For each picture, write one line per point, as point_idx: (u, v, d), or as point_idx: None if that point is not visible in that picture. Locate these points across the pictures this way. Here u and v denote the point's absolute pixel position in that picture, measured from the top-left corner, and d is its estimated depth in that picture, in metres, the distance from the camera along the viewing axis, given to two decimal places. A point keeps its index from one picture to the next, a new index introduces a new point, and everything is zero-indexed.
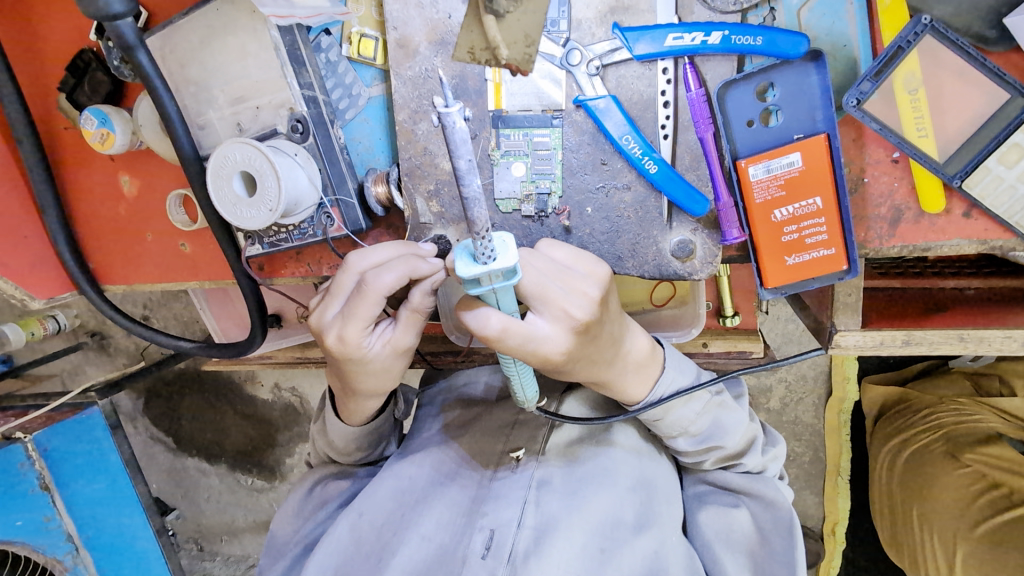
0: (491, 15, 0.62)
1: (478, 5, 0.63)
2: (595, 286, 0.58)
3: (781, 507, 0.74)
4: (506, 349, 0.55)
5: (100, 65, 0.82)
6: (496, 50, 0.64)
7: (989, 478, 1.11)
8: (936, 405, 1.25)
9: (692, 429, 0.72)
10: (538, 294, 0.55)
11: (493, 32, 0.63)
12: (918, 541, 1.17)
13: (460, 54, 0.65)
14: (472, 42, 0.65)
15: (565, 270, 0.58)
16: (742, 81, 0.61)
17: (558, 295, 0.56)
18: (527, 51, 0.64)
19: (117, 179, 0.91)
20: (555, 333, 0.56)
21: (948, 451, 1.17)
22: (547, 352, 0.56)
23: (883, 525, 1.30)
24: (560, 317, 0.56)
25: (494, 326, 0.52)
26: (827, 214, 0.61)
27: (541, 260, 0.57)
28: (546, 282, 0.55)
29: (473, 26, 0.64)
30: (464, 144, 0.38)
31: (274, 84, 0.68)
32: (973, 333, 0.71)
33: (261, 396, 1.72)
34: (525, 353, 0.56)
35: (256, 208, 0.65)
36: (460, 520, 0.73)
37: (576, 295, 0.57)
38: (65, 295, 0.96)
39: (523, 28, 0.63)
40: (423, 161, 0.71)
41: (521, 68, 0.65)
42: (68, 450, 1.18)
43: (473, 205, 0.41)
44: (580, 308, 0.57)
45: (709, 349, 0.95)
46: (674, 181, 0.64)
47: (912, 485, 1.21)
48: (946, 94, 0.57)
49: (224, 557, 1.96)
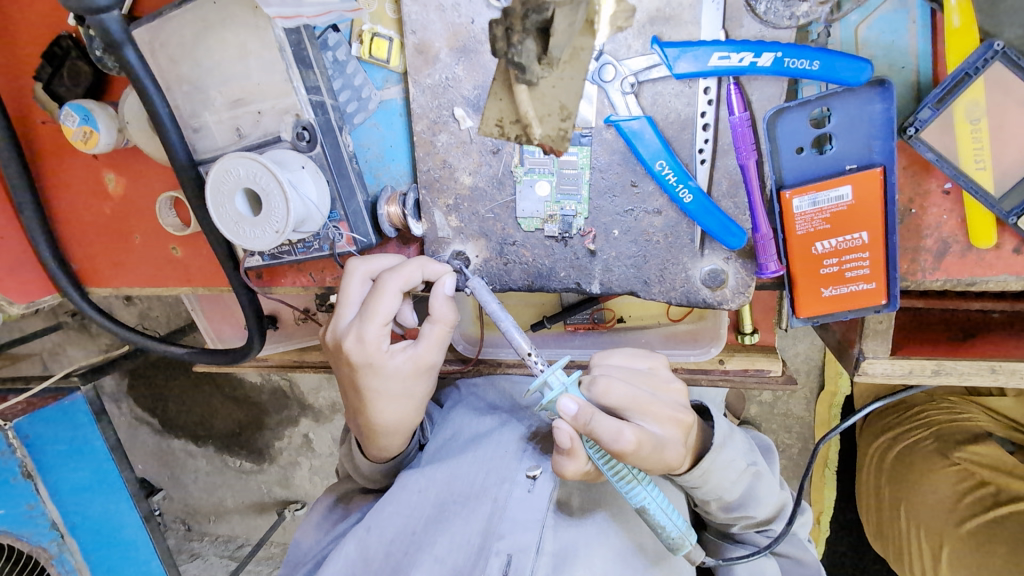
0: (524, 84, 0.56)
1: (507, 73, 0.57)
2: (675, 379, 0.65)
3: (809, 565, 0.82)
4: (642, 458, 0.58)
5: (81, 53, 0.75)
6: (527, 127, 0.58)
7: (977, 476, 1.09)
8: (928, 403, 1.23)
9: (728, 494, 0.73)
10: (635, 407, 0.60)
11: (524, 103, 0.57)
12: (903, 536, 1.14)
13: (488, 127, 0.61)
14: (501, 112, 0.60)
15: (637, 373, 0.64)
16: (796, 107, 0.56)
17: (651, 401, 0.60)
18: (561, 125, 0.58)
19: (102, 177, 0.84)
20: (669, 435, 0.61)
21: (937, 449, 1.14)
22: (669, 454, 0.61)
23: (868, 511, 1.24)
24: (667, 419, 0.61)
25: (630, 438, 0.56)
26: (872, 248, 0.57)
27: (624, 373, 0.63)
28: (641, 395, 0.60)
29: (502, 95, 0.59)
30: (490, 299, 0.61)
31: (279, 89, 0.62)
32: (1005, 365, 0.69)
33: (248, 379, 1.66)
34: (654, 460, 0.60)
35: (261, 228, 0.60)
36: (474, 541, 0.68)
37: (664, 393, 0.63)
38: (47, 298, 0.90)
39: (559, 97, 0.56)
40: (441, 174, 0.66)
41: (554, 147, 0.59)
42: (51, 437, 1.12)
43: (512, 335, 0.60)
44: (678, 409, 0.62)
45: (726, 367, 0.91)
46: (710, 212, 0.60)
47: (899, 480, 1.16)
48: (1010, 126, 0.54)
49: (212, 537, 1.94)
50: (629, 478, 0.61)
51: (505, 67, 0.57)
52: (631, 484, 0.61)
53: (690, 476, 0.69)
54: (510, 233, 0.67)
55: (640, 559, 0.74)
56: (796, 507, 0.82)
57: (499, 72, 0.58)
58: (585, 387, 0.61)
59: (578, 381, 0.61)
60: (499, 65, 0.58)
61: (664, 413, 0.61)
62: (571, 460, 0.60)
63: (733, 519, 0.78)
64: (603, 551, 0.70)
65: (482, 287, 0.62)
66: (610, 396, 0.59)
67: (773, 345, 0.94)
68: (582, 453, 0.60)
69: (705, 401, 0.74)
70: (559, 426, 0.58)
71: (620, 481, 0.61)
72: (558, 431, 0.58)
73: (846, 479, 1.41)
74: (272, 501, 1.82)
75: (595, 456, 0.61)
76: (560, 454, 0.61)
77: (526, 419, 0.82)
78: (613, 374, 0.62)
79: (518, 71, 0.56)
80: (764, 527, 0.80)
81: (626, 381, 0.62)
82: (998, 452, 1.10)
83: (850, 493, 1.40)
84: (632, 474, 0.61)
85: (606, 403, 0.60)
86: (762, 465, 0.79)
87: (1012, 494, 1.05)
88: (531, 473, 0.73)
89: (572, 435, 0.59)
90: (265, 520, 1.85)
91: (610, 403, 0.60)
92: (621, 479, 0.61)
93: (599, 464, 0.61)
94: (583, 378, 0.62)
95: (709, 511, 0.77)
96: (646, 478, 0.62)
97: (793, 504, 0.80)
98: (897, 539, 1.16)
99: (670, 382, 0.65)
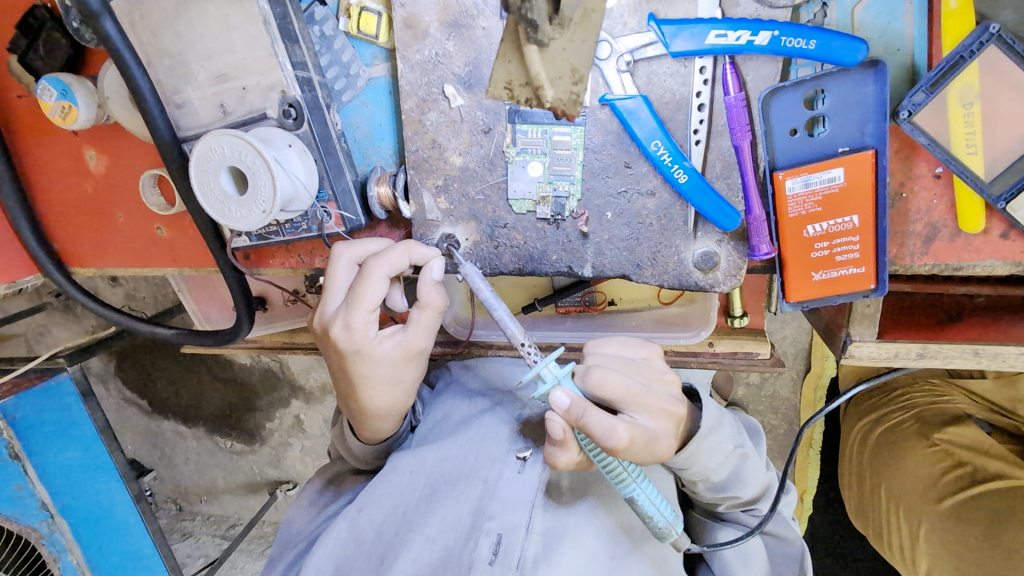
0: (534, 45, 0.56)
1: (518, 31, 0.57)
2: (668, 369, 0.65)
3: (793, 544, 0.84)
4: (634, 454, 0.59)
5: (57, 24, 0.72)
6: (539, 89, 0.58)
7: (954, 456, 1.11)
8: (909, 386, 1.25)
9: (714, 475, 0.74)
10: (629, 399, 0.60)
11: (535, 65, 0.57)
12: (884, 515, 1.16)
13: (496, 91, 0.61)
14: (510, 75, 0.59)
15: (631, 363, 0.64)
16: (790, 87, 0.56)
17: (645, 393, 0.61)
18: (572, 88, 0.58)
19: (82, 154, 0.82)
20: (661, 428, 0.61)
21: (917, 430, 1.16)
22: (660, 447, 0.61)
23: (850, 491, 1.26)
24: (660, 412, 0.61)
25: (623, 436, 0.57)
26: (862, 233, 0.58)
27: (619, 363, 0.63)
28: (636, 387, 0.60)
29: (511, 57, 0.59)
30: (478, 279, 0.61)
31: (264, 64, 0.60)
32: (988, 349, 0.70)
33: (237, 361, 1.65)
34: (645, 454, 0.60)
35: (247, 208, 0.59)
36: (465, 521, 0.69)
37: (658, 384, 0.64)
38: (27, 279, 0.88)
39: (569, 60, 0.56)
40: (431, 154, 0.65)
41: (566, 111, 0.59)
42: (37, 419, 1.11)
43: (506, 325, 0.60)
44: (670, 400, 0.62)
45: (715, 349, 0.93)
46: (704, 193, 0.60)
47: (880, 461, 1.18)
48: (1002, 111, 0.54)
49: (203, 516, 1.95)
50: (622, 476, 0.61)
51: (517, 23, 0.56)
52: (624, 481, 0.61)
53: (679, 460, 0.70)
54: (501, 215, 0.66)
55: (625, 539, 0.75)
56: (781, 486, 0.83)
57: (507, 32, 0.58)
58: (580, 378, 0.60)
59: (573, 372, 0.61)
60: (509, 26, 0.57)
61: (656, 406, 0.61)
62: (564, 451, 0.61)
63: (718, 499, 0.79)
64: (591, 532, 0.71)
65: (475, 274, 0.61)
66: (605, 388, 0.59)
67: (762, 328, 0.95)
68: (575, 445, 0.61)
69: (694, 385, 0.74)
70: (553, 418, 0.59)
71: (613, 477, 0.62)
72: (551, 423, 0.59)
73: (829, 459, 1.43)
74: (263, 481, 1.82)
75: (588, 450, 0.61)
76: (553, 445, 0.62)
77: (515, 406, 0.81)
78: (607, 364, 0.62)
79: (531, 30, 0.55)
80: (750, 506, 0.81)
81: (621, 372, 0.62)
82: (976, 433, 1.12)
83: (834, 473, 1.43)
84: (625, 470, 0.61)
85: (601, 396, 0.60)
86: (749, 446, 0.80)
87: (988, 472, 1.07)
88: (521, 454, 0.73)
89: (566, 427, 0.59)
90: (256, 500, 1.86)
91: (605, 396, 0.60)
92: (614, 475, 0.61)
93: (592, 457, 0.62)
94: (577, 369, 0.62)
95: (695, 490, 0.78)
96: (639, 473, 0.63)
97: (779, 483, 0.81)
98: (876, 515, 1.18)
99: (663, 372, 0.65)
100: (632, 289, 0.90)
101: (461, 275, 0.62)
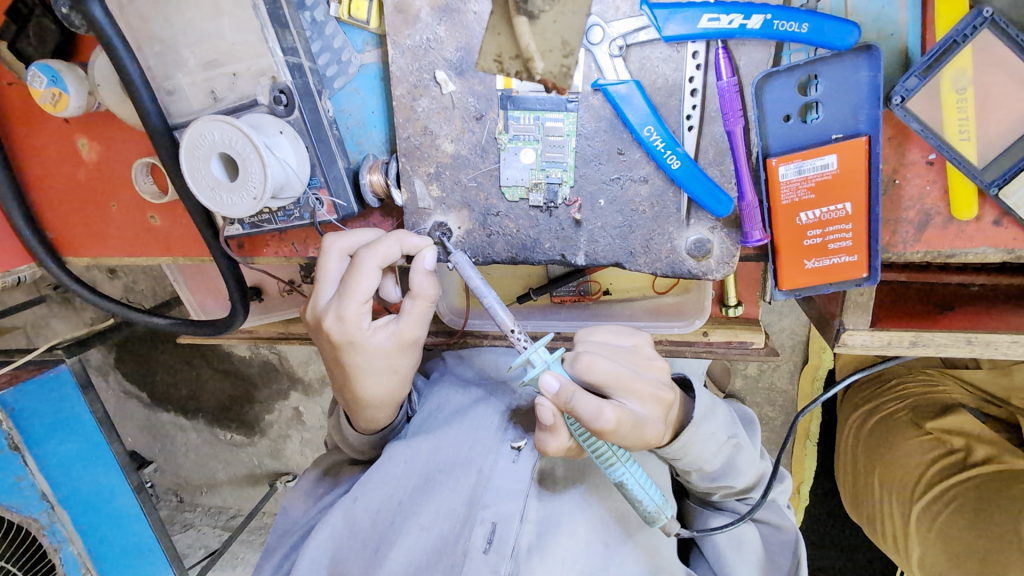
0: (524, 17, 0.57)
1: (509, 5, 0.57)
2: (657, 355, 0.65)
3: (787, 531, 0.84)
4: (620, 437, 0.59)
5: (47, 11, 0.71)
6: (528, 61, 0.58)
7: (947, 444, 1.10)
8: (904, 376, 1.26)
9: (708, 465, 0.74)
10: (617, 383, 0.60)
11: (525, 37, 0.57)
12: (879, 503, 1.16)
13: (487, 63, 0.60)
14: (500, 48, 0.59)
15: (620, 350, 0.64)
16: (783, 73, 0.55)
17: (634, 377, 0.61)
18: (563, 61, 0.58)
19: (74, 142, 0.82)
20: (649, 413, 0.61)
21: (912, 420, 1.16)
22: (648, 431, 0.61)
23: (844, 479, 1.27)
24: (649, 397, 0.61)
25: (611, 418, 0.57)
26: (855, 220, 0.57)
27: (607, 348, 0.63)
28: (625, 372, 0.61)
29: (501, 29, 0.59)
30: (470, 269, 0.60)
31: (253, 49, 0.60)
32: (981, 337, 0.69)
33: (236, 352, 1.65)
34: (633, 438, 0.60)
35: (239, 195, 0.59)
36: (459, 511, 0.69)
37: (647, 370, 0.64)
38: (22, 268, 0.88)
39: (561, 33, 0.57)
40: (423, 141, 0.65)
41: (556, 84, 0.59)
42: (36, 410, 1.10)
43: (494, 311, 0.59)
44: (659, 386, 0.63)
45: (709, 339, 0.92)
46: (698, 179, 0.59)
47: (877, 452, 1.18)
48: (995, 96, 0.54)
49: (203, 507, 1.96)
50: (610, 458, 0.61)
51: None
52: (612, 463, 0.61)
53: (671, 448, 0.70)
54: (494, 204, 0.66)
55: (619, 527, 0.75)
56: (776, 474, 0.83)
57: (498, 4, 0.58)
58: (569, 364, 0.61)
59: (562, 358, 0.61)
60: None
61: (645, 391, 0.61)
62: (554, 436, 0.61)
63: (713, 488, 0.79)
64: (583, 521, 0.72)
65: (465, 262, 0.61)
66: (593, 373, 0.59)
67: (757, 318, 0.95)
68: (564, 430, 0.61)
69: (687, 374, 0.75)
70: (542, 403, 0.59)
71: (601, 460, 0.62)
72: (540, 408, 0.59)
73: (826, 450, 1.43)
74: (262, 472, 1.83)
75: (578, 434, 0.61)
76: (543, 431, 0.62)
77: (507, 397, 0.81)
78: (595, 350, 0.63)
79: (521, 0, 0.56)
80: (744, 494, 0.81)
81: (610, 357, 0.62)
82: (968, 419, 1.12)
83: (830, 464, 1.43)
84: (613, 453, 0.61)
85: (589, 380, 0.60)
86: (743, 437, 0.79)
87: (977, 457, 1.07)
88: (515, 444, 0.73)
89: (555, 412, 0.59)
90: (256, 491, 1.87)
91: (593, 380, 0.60)
92: (602, 458, 0.61)
93: (581, 441, 0.61)
94: (565, 356, 0.62)
95: (691, 480, 0.78)
96: (627, 456, 0.62)
97: (772, 471, 0.81)
98: (871, 504, 1.19)
99: (653, 358, 0.65)
100: (626, 279, 0.91)
101: (451, 264, 0.62)
